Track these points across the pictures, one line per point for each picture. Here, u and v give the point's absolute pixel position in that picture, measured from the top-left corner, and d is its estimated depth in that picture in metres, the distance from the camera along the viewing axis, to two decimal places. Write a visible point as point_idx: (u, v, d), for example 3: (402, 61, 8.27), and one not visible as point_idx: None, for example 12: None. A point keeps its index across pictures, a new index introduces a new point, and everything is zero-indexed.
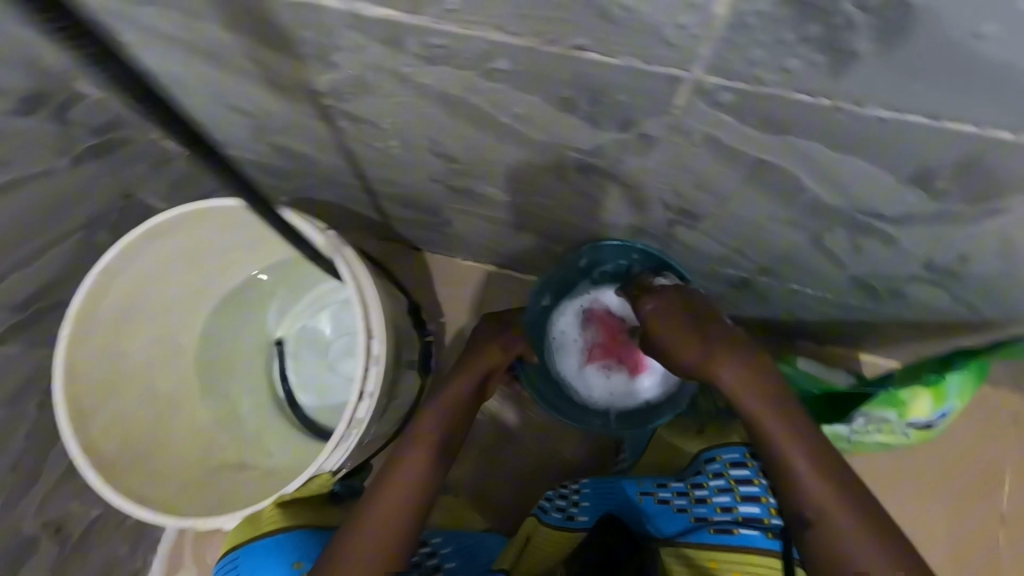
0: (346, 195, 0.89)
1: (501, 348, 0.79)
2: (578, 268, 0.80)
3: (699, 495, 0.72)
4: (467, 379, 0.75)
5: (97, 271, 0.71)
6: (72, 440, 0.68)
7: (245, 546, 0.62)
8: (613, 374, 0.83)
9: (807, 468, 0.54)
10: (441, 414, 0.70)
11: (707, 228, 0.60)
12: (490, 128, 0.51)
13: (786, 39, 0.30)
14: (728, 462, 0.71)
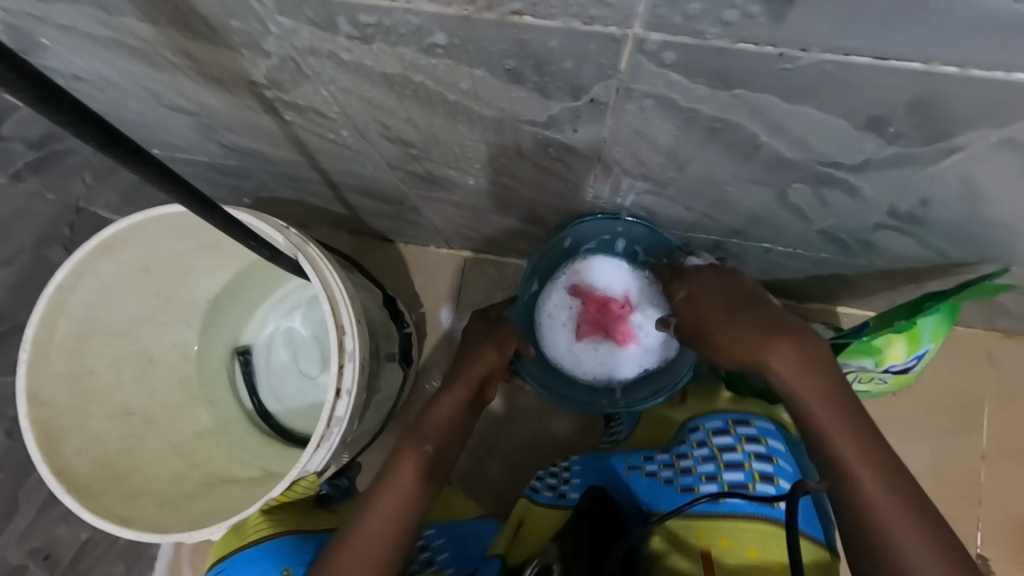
0: (308, 191, 0.86)
1: (497, 350, 0.78)
2: (562, 251, 0.82)
3: (685, 465, 0.74)
4: (464, 384, 0.73)
5: (50, 289, 0.68)
6: (44, 465, 0.66)
7: (234, 555, 0.69)
8: (604, 348, 0.84)
9: (867, 475, 0.50)
10: (439, 423, 0.69)
11: (673, 194, 0.59)
12: (441, 109, 0.49)
13: None
14: (711, 432, 0.75)
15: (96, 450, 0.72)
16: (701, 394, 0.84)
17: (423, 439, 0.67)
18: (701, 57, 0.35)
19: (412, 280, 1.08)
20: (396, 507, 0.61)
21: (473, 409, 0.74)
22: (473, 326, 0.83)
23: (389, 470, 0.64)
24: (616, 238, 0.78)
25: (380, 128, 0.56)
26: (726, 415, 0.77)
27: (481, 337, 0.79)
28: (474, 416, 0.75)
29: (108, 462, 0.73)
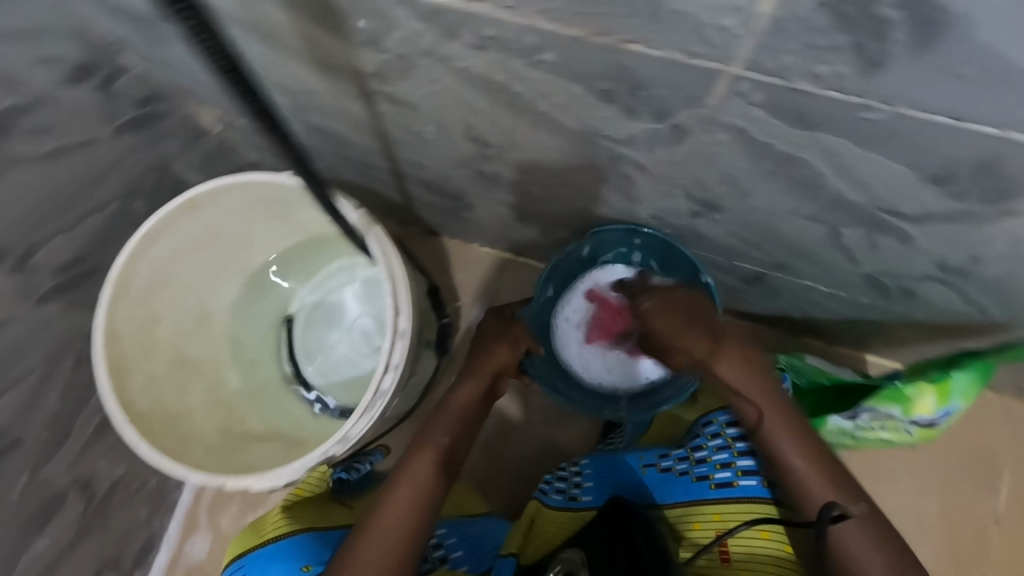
0: (373, 177, 0.91)
1: (509, 346, 0.80)
2: (580, 258, 0.85)
3: (698, 455, 0.76)
4: (476, 380, 0.77)
5: (138, 237, 0.74)
6: (111, 396, 0.72)
7: (251, 553, 0.71)
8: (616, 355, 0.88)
9: (799, 460, 0.65)
10: (453, 418, 0.73)
11: (728, 221, 0.62)
12: (528, 115, 0.53)
13: (824, 38, 0.32)
14: (724, 424, 0.76)
15: (154, 390, 0.78)
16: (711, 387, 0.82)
17: (439, 433, 0.72)
18: (787, 99, 0.38)
19: (452, 273, 1.12)
20: (417, 491, 0.67)
21: (486, 402, 0.78)
22: (486, 322, 0.83)
23: (409, 463, 0.69)
24: (632, 250, 0.81)
25: (465, 126, 0.60)
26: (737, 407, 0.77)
27: (495, 334, 0.81)
28: (488, 408, 0.78)
29: (163, 404, 0.78)
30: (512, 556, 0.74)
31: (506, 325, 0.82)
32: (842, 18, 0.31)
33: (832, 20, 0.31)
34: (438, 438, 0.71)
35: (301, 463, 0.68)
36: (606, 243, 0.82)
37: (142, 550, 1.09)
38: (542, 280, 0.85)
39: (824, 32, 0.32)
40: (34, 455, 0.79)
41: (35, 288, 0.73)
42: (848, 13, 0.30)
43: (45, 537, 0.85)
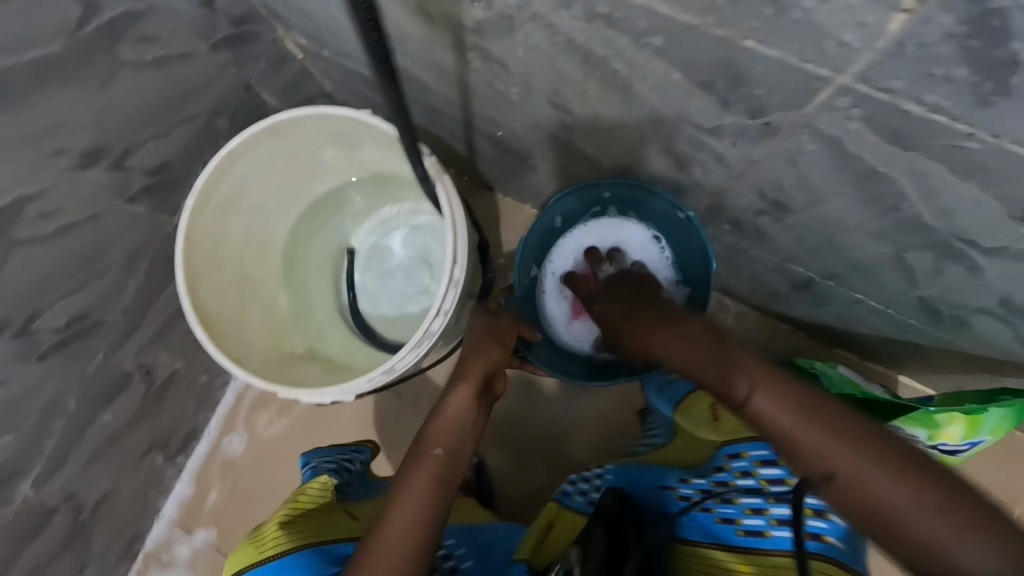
0: (443, 126, 0.93)
1: (497, 345, 0.80)
2: (555, 229, 0.96)
3: (726, 495, 0.73)
4: (467, 387, 0.74)
5: (224, 152, 0.77)
6: (186, 297, 0.78)
7: (248, 570, 0.74)
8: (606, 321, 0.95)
9: (816, 435, 0.53)
10: (448, 428, 0.70)
11: (793, 224, 0.62)
12: (618, 90, 0.54)
13: (944, 61, 0.32)
14: (757, 461, 0.71)
15: (220, 298, 0.84)
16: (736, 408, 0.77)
17: (433, 443, 0.69)
18: (887, 117, 0.39)
19: (501, 231, 1.15)
20: (415, 506, 0.64)
21: (481, 406, 0.75)
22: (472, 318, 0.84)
23: (406, 474, 0.67)
24: (605, 207, 0.93)
25: (550, 90, 0.61)
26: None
27: (477, 332, 0.81)
28: (486, 411, 0.76)
29: (226, 311, 0.84)
30: (523, 563, 0.77)
31: (490, 322, 0.83)
32: (966, 49, 0.31)
33: (956, 50, 0.31)
34: (438, 445, 0.69)
35: (349, 387, 0.73)
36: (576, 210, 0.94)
37: (187, 437, 1.21)
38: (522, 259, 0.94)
39: (944, 61, 0.32)
40: (111, 338, 0.88)
41: (127, 187, 0.79)
42: (975, 47, 0.30)
43: (111, 411, 0.95)
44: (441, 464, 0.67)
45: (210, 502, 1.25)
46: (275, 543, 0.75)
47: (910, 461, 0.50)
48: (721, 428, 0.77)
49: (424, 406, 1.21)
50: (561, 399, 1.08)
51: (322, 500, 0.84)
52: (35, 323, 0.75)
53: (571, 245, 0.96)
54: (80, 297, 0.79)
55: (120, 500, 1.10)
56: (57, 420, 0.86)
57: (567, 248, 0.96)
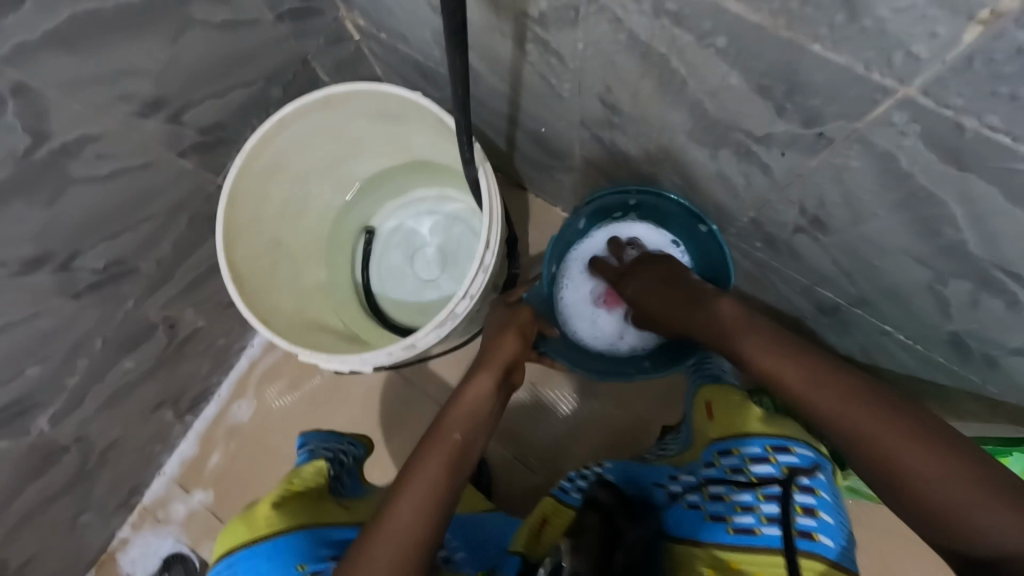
0: (487, 118, 0.95)
1: (514, 336, 0.82)
2: (578, 229, 0.95)
3: (716, 492, 0.73)
4: (488, 375, 0.77)
5: (276, 118, 0.79)
6: (223, 252, 0.79)
7: (243, 550, 0.69)
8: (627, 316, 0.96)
9: (815, 387, 0.57)
10: (467, 414, 0.72)
11: (830, 244, 0.63)
12: (673, 91, 0.55)
13: (1014, 79, 0.33)
14: (748, 458, 0.73)
15: (254, 258, 0.86)
16: (728, 404, 0.78)
17: (453, 427, 0.70)
18: (944, 135, 0.39)
19: (529, 229, 1.16)
20: (431, 480, 0.65)
21: (499, 397, 0.77)
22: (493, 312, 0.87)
23: (421, 455, 0.68)
24: (626, 211, 0.94)
25: (603, 87, 0.62)
26: (765, 439, 0.73)
27: (495, 325, 0.84)
28: (501, 402, 0.78)
29: (258, 272, 0.86)
30: (517, 555, 0.76)
31: (509, 314, 0.86)
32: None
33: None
34: (454, 429, 0.70)
35: (369, 357, 0.74)
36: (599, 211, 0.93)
37: (198, 397, 1.23)
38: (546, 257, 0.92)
39: (1009, 79, 0.33)
40: (143, 286, 0.90)
41: (179, 141, 0.81)
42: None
43: (132, 359, 0.97)
44: (457, 448, 0.68)
45: (211, 464, 1.26)
46: (271, 523, 0.71)
47: (923, 424, 0.50)
48: (713, 425, 0.78)
49: (433, 395, 1.22)
50: (569, 402, 1.08)
51: (315, 484, 0.79)
52: (76, 261, 0.77)
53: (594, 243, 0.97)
54: (120, 241, 0.81)
55: (126, 450, 1.12)
56: (81, 359, 0.88)
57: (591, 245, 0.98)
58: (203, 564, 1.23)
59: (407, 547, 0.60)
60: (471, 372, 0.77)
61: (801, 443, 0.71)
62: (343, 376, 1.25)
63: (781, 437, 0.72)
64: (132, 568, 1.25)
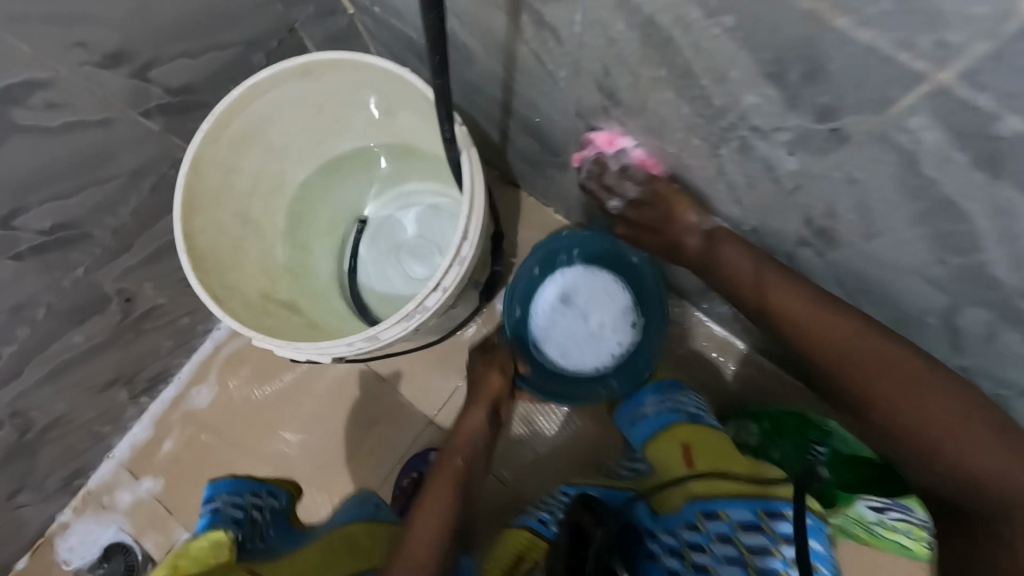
0: (480, 107, 0.89)
1: (499, 373, 0.91)
2: (533, 275, 0.97)
3: (701, 563, 0.69)
4: (480, 408, 0.88)
5: (250, 82, 0.74)
6: (180, 223, 0.74)
7: None
8: (594, 343, 0.94)
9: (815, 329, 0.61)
10: (466, 440, 0.84)
11: (835, 261, 0.58)
12: (675, 78, 0.49)
13: None
14: (738, 525, 0.69)
15: (218, 233, 0.80)
16: (713, 459, 0.78)
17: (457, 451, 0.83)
18: (974, 135, 0.34)
19: (518, 228, 1.11)
20: (447, 494, 0.77)
21: (492, 426, 0.89)
22: (473, 356, 0.97)
23: (432, 475, 0.80)
24: (570, 255, 0.96)
25: (600, 72, 0.57)
26: (755, 502, 0.70)
27: (481, 366, 0.93)
28: (494, 430, 0.90)
29: (221, 248, 0.80)
30: None
31: (488, 356, 0.95)
32: None
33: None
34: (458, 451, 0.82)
35: (326, 347, 0.67)
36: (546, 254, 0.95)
37: (156, 378, 1.16)
38: (507, 299, 0.95)
39: None
40: (96, 254, 0.84)
41: (145, 100, 0.76)
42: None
43: (81, 332, 0.91)
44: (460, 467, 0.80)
45: (164, 450, 1.19)
46: None
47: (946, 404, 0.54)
48: (695, 480, 0.76)
49: (405, 393, 1.16)
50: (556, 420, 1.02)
51: (211, 560, 0.71)
52: (18, 219, 0.71)
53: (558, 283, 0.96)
54: (71, 202, 0.75)
55: (71, 429, 1.05)
56: (21, 326, 0.81)
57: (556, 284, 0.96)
58: (145, 556, 1.16)
59: (429, 549, 0.72)
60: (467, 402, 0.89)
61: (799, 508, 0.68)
62: (313, 368, 1.18)
63: (774, 500, 0.69)
64: (68, 555, 1.17)
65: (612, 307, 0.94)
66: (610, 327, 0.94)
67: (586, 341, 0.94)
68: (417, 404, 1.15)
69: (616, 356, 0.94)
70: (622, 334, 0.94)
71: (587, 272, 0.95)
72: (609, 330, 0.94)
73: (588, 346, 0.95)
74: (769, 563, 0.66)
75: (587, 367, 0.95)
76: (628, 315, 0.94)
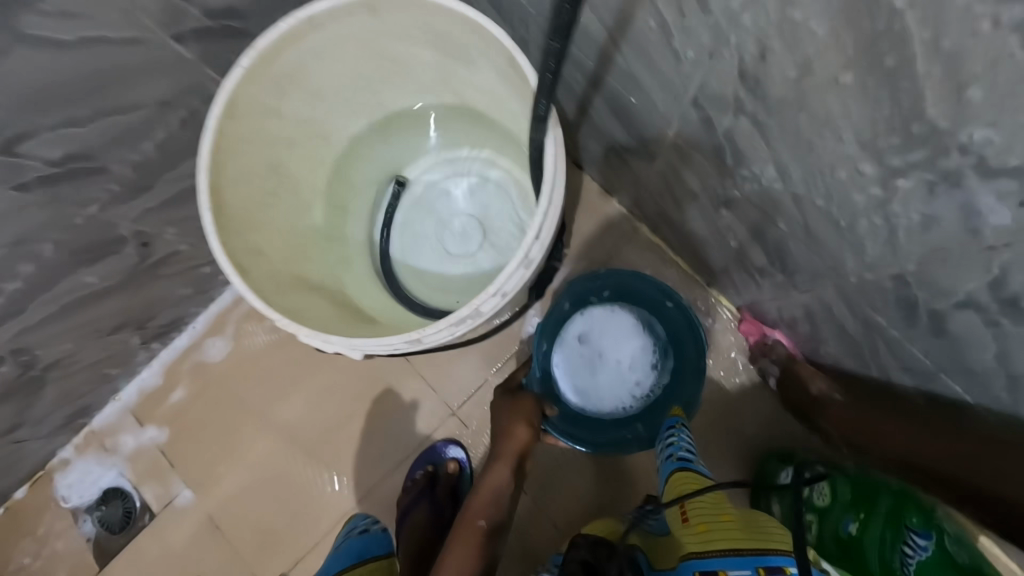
0: (562, 75, 0.76)
1: (527, 424, 0.80)
2: (564, 310, 0.89)
3: None
4: (504, 466, 0.78)
5: (303, 14, 0.62)
6: (206, 172, 0.63)
7: None
8: (613, 379, 0.88)
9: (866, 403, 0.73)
10: (489, 501, 0.75)
11: (1012, 336, 0.45)
12: (873, 80, 0.36)
13: None
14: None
15: (247, 187, 0.69)
16: (707, 512, 0.67)
17: (477, 515, 0.74)
18: None
19: (577, 217, 0.99)
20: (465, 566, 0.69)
21: (517, 483, 0.79)
22: (496, 398, 0.86)
23: (450, 542, 0.72)
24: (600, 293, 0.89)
25: (752, 55, 0.44)
26: (753, 558, 0.60)
27: (505, 413, 0.82)
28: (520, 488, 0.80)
29: (249, 205, 0.69)
30: None
31: (514, 402, 0.83)
32: None
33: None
34: (480, 516, 0.74)
35: (360, 343, 0.58)
36: (579, 289, 0.88)
37: (169, 325, 1.08)
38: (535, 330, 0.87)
39: None
40: (112, 192, 0.75)
41: (178, 21, 0.64)
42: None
43: (93, 273, 0.82)
44: (482, 536, 0.72)
45: (171, 400, 1.13)
46: None
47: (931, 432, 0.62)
48: (689, 536, 0.67)
49: (428, 378, 1.07)
50: None
51: None
52: (24, 144, 0.61)
53: (578, 320, 0.89)
54: (85, 132, 0.65)
55: (78, 369, 0.99)
56: (25, 264, 0.73)
57: (577, 321, 0.89)
58: (144, 505, 1.12)
59: None
60: (488, 459, 0.80)
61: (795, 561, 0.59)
62: None
63: (773, 555, 0.60)
64: (67, 493, 1.13)
65: (632, 344, 0.88)
66: (632, 366, 0.88)
67: (608, 381, 0.88)
68: (439, 392, 1.06)
69: (638, 397, 0.88)
70: (644, 374, 0.88)
71: (610, 310, 0.89)
72: (629, 369, 0.88)
73: (609, 383, 0.88)
74: None
75: (609, 408, 0.88)
76: (651, 354, 0.88)
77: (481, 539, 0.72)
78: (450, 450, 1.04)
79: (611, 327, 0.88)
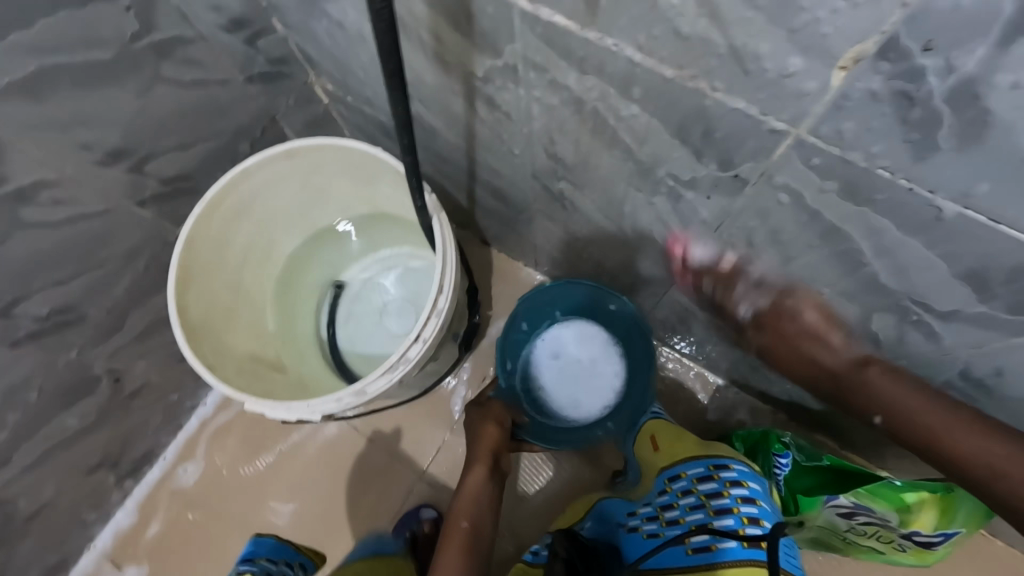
0: (449, 175, 0.98)
1: (495, 423, 0.95)
2: (523, 331, 1.04)
3: (672, 517, 0.78)
4: (482, 465, 0.91)
5: (238, 169, 0.81)
6: (174, 299, 0.79)
7: None
8: (587, 383, 1.01)
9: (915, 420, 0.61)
10: (471, 502, 0.87)
11: (765, 285, 0.66)
12: (609, 147, 0.58)
13: (873, 125, 0.36)
14: (695, 479, 0.79)
15: (207, 307, 0.85)
16: (672, 436, 0.87)
17: (460, 516, 0.85)
18: (835, 170, 0.42)
19: (492, 282, 1.19)
20: (456, 561, 0.80)
21: (496, 481, 0.92)
22: (471, 413, 1.00)
23: (443, 541, 0.83)
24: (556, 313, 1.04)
25: (546, 142, 0.66)
26: (706, 459, 0.80)
27: (476, 419, 0.97)
28: (500, 484, 0.92)
29: (211, 320, 0.85)
30: None
31: (483, 410, 0.98)
32: (886, 113, 0.35)
33: (895, 122, 0.35)
34: (463, 516, 0.85)
35: (316, 405, 0.72)
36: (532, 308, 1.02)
37: (141, 459, 1.15)
38: (499, 355, 1.02)
39: (864, 131, 0.37)
40: (88, 336, 0.88)
41: (140, 191, 0.83)
42: (908, 121, 0.35)
43: (72, 414, 0.92)
44: (468, 530, 0.83)
45: (149, 534, 1.16)
46: None
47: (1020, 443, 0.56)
48: (661, 457, 0.85)
49: (394, 451, 1.17)
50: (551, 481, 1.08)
51: None
52: (18, 307, 0.75)
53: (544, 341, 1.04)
54: (67, 289, 0.80)
55: (54, 518, 1.03)
56: (12, 413, 0.83)
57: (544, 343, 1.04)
58: None
59: None
60: (467, 464, 0.92)
61: (736, 458, 0.78)
62: (298, 436, 1.19)
63: (719, 456, 0.79)
64: None
65: (594, 350, 1.02)
66: (599, 366, 1.02)
67: (583, 386, 1.01)
68: (407, 461, 1.16)
69: (612, 391, 1.01)
70: (611, 371, 1.01)
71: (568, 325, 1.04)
72: (599, 370, 1.02)
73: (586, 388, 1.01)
74: (722, 502, 0.74)
75: (590, 409, 1.01)
76: (611, 352, 1.02)
77: (466, 536, 0.83)
78: (422, 513, 1.12)
79: (574, 337, 1.03)
